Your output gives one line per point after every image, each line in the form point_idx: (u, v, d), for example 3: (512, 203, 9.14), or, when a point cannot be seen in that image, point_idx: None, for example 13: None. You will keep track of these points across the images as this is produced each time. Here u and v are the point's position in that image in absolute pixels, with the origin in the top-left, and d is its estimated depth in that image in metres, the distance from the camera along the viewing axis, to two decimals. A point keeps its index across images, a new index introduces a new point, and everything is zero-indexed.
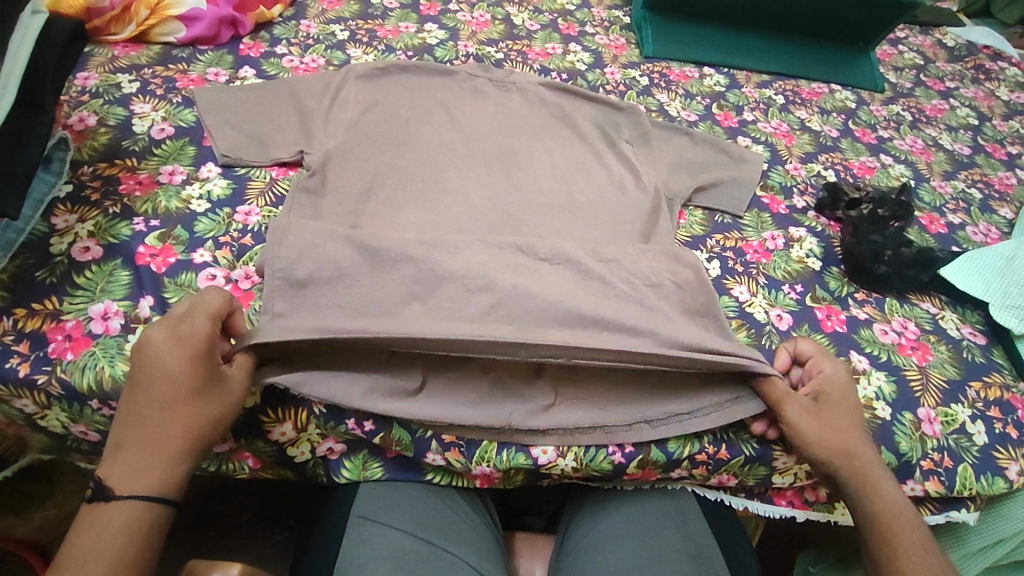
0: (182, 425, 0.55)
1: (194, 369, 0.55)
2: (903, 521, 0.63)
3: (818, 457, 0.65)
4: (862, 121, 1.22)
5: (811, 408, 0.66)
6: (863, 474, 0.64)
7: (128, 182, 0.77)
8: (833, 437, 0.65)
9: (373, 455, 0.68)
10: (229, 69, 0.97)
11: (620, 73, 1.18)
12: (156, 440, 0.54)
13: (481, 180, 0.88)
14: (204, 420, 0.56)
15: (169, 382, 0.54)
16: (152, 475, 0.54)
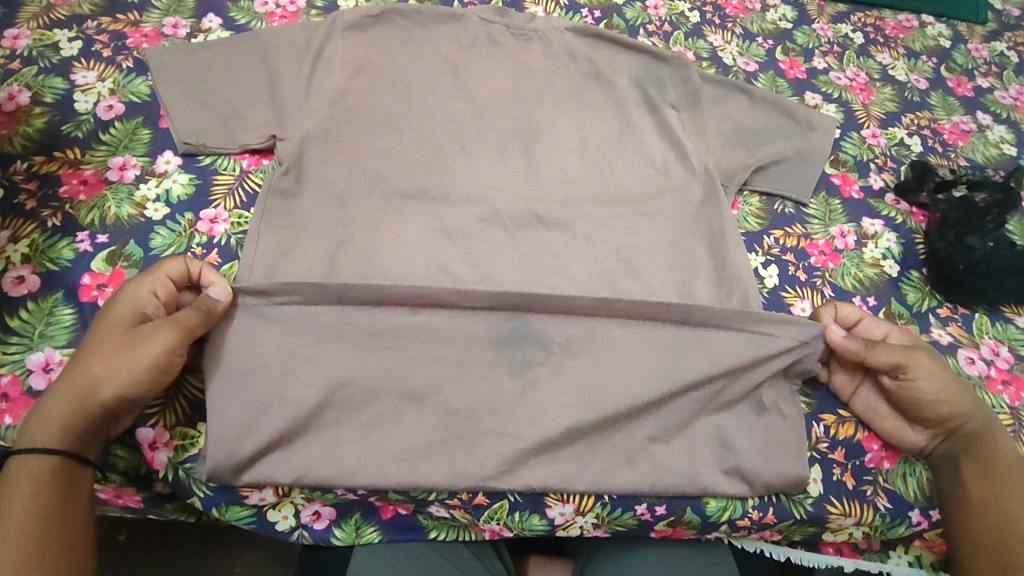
0: (78, 371, 0.51)
1: (113, 320, 0.54)
2: (1021, 476, 0.58)
3: (945, 409, 0.59)
4: (957, 65, 1.01)
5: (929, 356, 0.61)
6: (981, 435, 0.60)
7: (71, 182, 0.65)
8: (952, 378, 0.60)
9: (367, 517, 0.60)
10: (189, 18, 0.80)
11: (665, 7, 0.97)
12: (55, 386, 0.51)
13: (495, 168, 0.75)
14: (102, 368, 0.51)
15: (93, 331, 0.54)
16: (43, 423, 0.50)
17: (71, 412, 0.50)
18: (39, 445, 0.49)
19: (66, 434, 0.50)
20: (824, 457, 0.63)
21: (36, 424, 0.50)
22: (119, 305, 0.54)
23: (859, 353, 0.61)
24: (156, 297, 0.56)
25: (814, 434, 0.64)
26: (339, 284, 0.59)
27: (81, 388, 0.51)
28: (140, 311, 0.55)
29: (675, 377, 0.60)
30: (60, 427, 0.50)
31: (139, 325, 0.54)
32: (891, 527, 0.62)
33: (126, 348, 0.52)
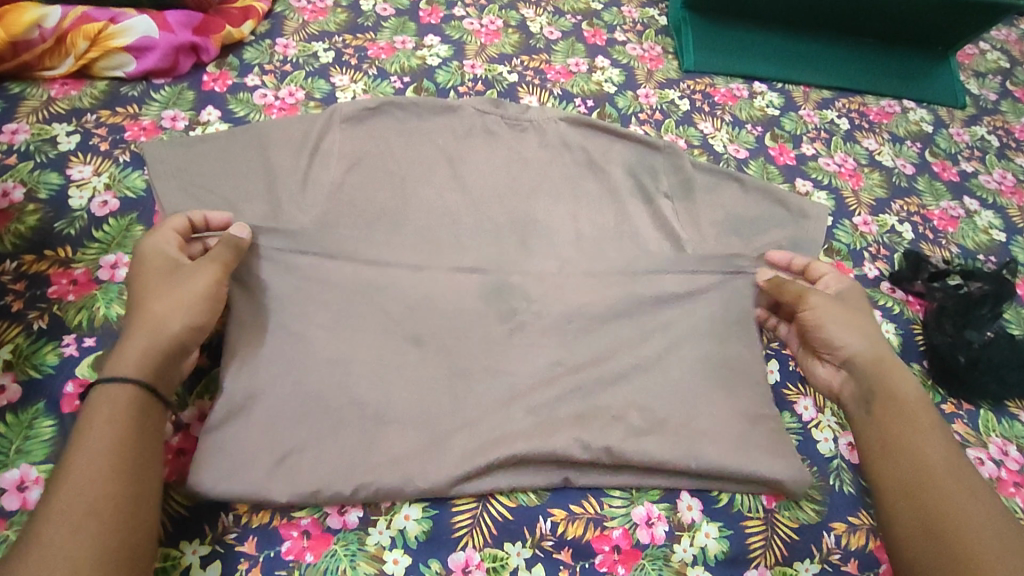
0: (141, 313, 0.57)
1: (151, 267, 0.60)
2: (953, 479, 0.56)
3: (844, 350, 0.65)
4: (940, 150, 1.04)
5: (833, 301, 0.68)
6: (889, 392, 0.62)
7: (59, 282, 0.64)
8: (869, 345, 0.65)
9: None
10: (189, 111, 0.81)
11: (656, 95, 1.00)
12: (126, 332, 0.56)
13: (493, 262, 0.75)
14: (163, 309, 0.57)
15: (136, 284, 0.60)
16: (122, 360, 0.54)
17: (147, 348, 0.55)
18: (128, 372, 0.53)
19: (149, 368, 0.55)
20: (837, 569, 0.61)
21: (118, 361, 0.54)
22: (151, 267, 0.60)
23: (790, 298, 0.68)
24: (179, 250, 0.63)
25: (825, 545, 0.62)
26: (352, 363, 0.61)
27: (149, 325, 0.56)
28: (170, 260, 0.61)
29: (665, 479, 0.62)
30: (142, 363, 0.54)
31: (174, 269, 0.61)
32: None
33: (176, 281, 0.59)
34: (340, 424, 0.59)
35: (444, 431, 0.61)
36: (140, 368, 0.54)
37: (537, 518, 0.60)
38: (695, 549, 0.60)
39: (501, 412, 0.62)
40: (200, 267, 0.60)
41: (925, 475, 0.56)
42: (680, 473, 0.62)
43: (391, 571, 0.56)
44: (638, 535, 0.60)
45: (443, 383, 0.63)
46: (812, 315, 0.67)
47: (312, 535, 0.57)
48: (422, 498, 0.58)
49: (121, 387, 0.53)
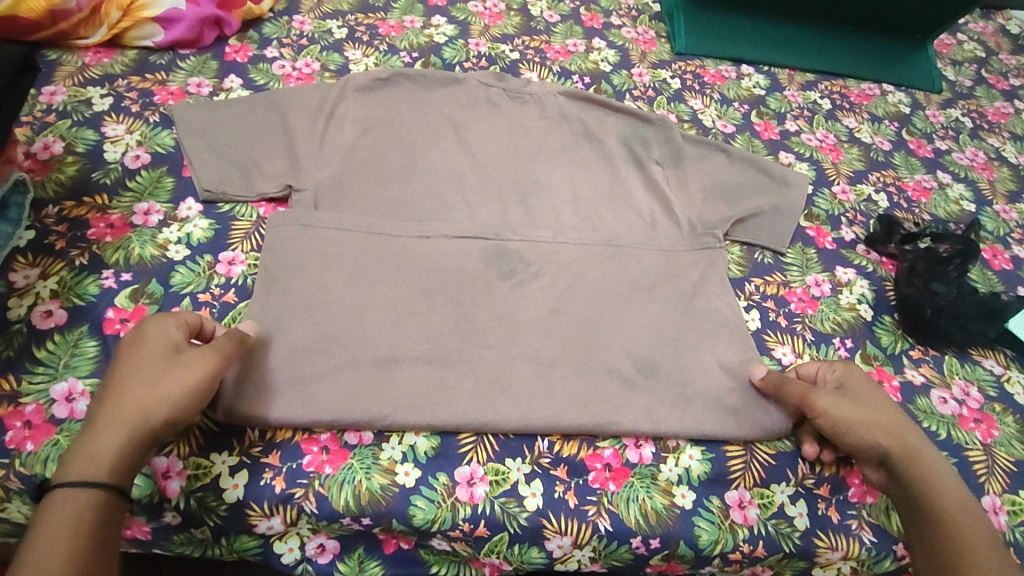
0: (123, 403, 0.52)
1: (149, 351, 0.55)
2: (958, 502, 0.59)
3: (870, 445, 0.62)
4: (916, 129, 1.10)
5: (846, 395, 0.65)
6: (909, 461, 0.62)
7: (98, 225, 0.69)
8: (869, 413, 0.63)
9: (369, 552, 0.63)
10: (212, 78, 0.87)
11: (649, 74, 1.06)
12: (103, 424, 0.51)
13: (496, 218, 0.81)
14: (146, 400, 0.52)
15: (123, 366, 0.55)
16: (89, 458, 0.49)
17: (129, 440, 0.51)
18: (93, 476, 0.48)
19: (113, 467, 0.50)
20: (809, 491, 0.66)
21: (88, 458, 0.49)
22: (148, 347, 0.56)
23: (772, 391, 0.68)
24: (179, 334, 0.58)
25: (800, 470, 0.68)
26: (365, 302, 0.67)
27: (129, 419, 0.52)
28: (171, 344, 0.57)
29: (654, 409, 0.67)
30: (108, 463, 0.49)
31: (173, 356, 0.56)
32: (877, 560, 0.65)
33: (169, 371, 0.54)
34: (357, 352, 0.66)
35: (452, 362, 0.67)
36: (107, 465, 0.49)
37: (536, 439, 0.65)
38: (680, 469, 0.65)
39: (503, 347, 0.68)
40: (199, 356, 0.56)
41: (942, 524, 0.58)
42: (667, 401, 0.68)
43: (402, 481, 0.61)
44: (628, 455, 0.65)
45: (450, 321, 0.69)
46: (818, 412, 0.64)
47: (331, 449, 0.62)
48: (431, 420, 0.63)
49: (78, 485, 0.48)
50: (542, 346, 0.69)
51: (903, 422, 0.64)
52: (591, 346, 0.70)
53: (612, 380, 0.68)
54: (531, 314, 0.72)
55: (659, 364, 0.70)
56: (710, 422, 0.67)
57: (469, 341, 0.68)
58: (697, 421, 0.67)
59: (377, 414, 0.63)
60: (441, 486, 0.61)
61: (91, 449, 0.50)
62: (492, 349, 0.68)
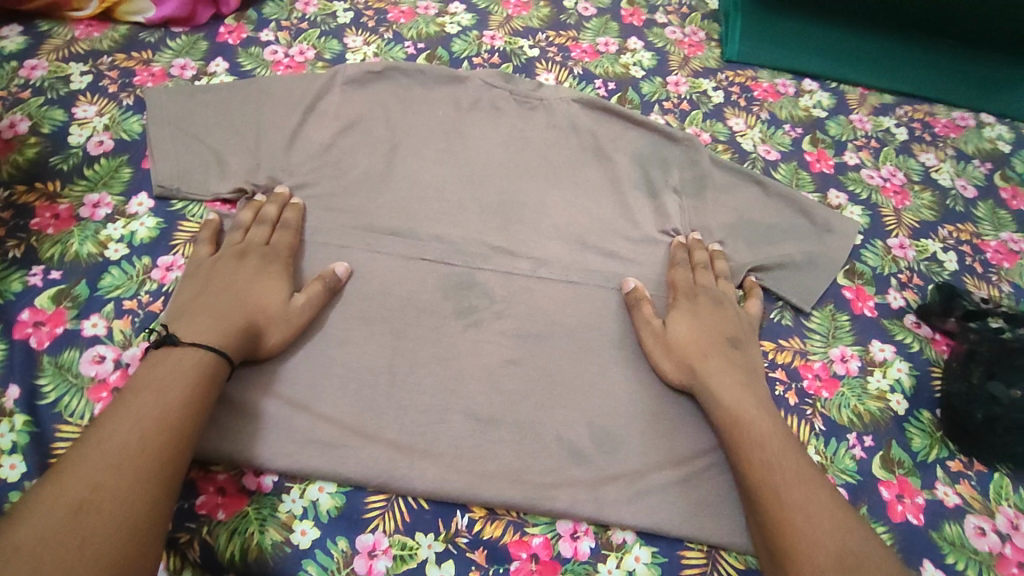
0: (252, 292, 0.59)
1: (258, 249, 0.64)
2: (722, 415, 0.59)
3: (671, 379, 0.62)
4: (1014, 174, 0.91)
5: (680, 308, 0.66)
6: (731, 414, 0.58)
7: (42, 215, 0.66)
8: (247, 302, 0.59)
9: None
10: (198, 61, 0.82)
11: (687, 84, 0.92)
12: (231, 310, 0.57)
13: (470, 240, 0.71)
14: (262, 300, 0.59)
15: (242, 268, 0.62)
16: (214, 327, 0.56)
17: (191, 399, 0.51)
18: (208, 342, 0.54)
19: (224, 336, 0.55)
20: None
21: (193, 332, 0.55)
22: (223, 250, 0.64)
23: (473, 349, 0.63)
24: (269, 240, 0.65)
25: None
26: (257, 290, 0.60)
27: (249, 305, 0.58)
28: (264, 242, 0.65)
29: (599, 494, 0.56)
30: (218, 334, 0.55)
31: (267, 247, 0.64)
32: None
33: (260, 261, 0.63)
34: (273, 381, 0.59)
35: (378, 406, 0.59)
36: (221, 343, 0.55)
37: (455, 512, 0.55)
38: (621, 572, 0.55)
39: (439, 395, 0.59)
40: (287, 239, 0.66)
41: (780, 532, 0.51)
42: (617, 485, 0.57)
43: (297, 541, 0.53)
44: (560, 547, 0.55)
45: (384, 357, 0.61)
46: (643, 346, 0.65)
47: (227, 492, 0.55)
48: (339, 472, 0.55)
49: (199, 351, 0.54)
50: (487, 401, 0.60)
51: (726, 346, 0.63)
52: (540, 406, 0.60)
53: (560, 454, 0.58)
54: (483, 363, 0.62)
55: (614, 443, 0.60)
56: (666, 518, 0.56)
57: (403, 386, 0.60)
58: (648, 512, 0.56)
59: (280, 455, 0.56)
60: (338, 553, 0.53)
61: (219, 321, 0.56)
62: (427, 397, 0.59)
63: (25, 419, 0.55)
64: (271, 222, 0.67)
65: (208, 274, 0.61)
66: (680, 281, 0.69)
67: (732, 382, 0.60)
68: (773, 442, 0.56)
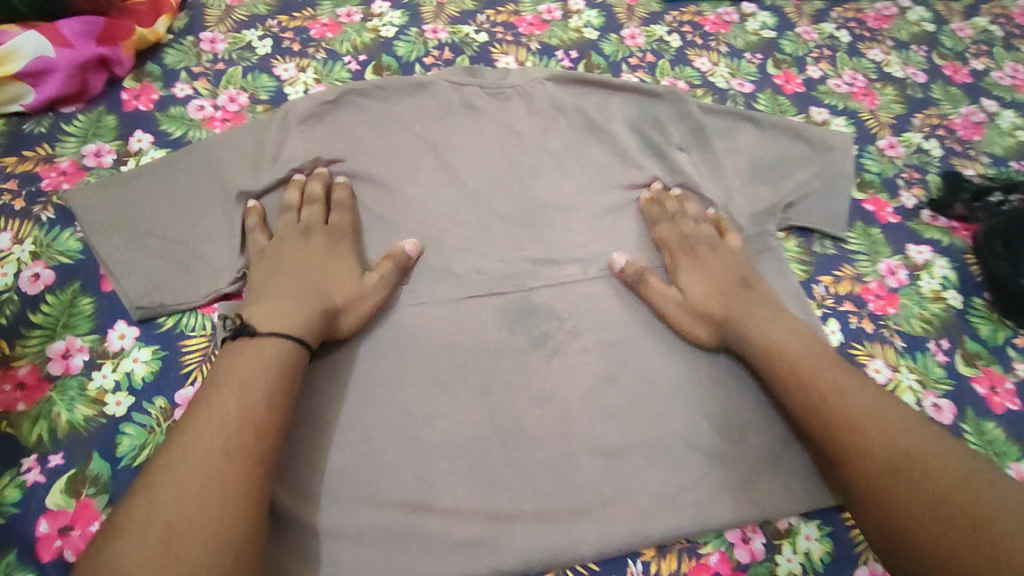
0: (328, 277, 0.58)
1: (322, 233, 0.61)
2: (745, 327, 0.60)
3: (705, 342, 0.60)
4: (947, 50, 0.96)
5: (685, 268, 0.65)
6: (762, 343, 0.57)
7: (5, 389, 0.53)
8: (328, 287, 0.57)
9: None
10: (114, 141, 0.67)
11: (643, 34, 0.89)
12: (303, 295, 0.56)
13: (509, 260, 0.65)
14: (333, 284, 0.58)
15: (307, 250, 0.60)
16: (292, 316, 0.54)
17: (278, 390, 0.50)
18: (269, 328, 0.52)
19: (306, 324, 0.54)
20: None
21: (273, 319, 0.53)
22: (282, 232, 0.61)
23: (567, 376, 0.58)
24: (326, 219, 0.63)
25: None
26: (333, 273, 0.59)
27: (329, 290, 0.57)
28: (324, 224, 0.62)
29: (750, 487, 0.55)
30: (300, 322, 0.54)
31: (329, 230, 0.62)
32: None
33: (325, 244, 0.61)
34: (379, 491, 0.53)
35: (502, 476, 0.54)
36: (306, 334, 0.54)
37: (626, 562, 0.52)
38: (801, 557, 0.53)
39: (558, 442, 0.55)
40: (344, 218, 0.63)
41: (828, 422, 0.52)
42: (762, 472, 0.56)
43: None
44: (737, 555, 0.53)
45: (484, 422, 0.55)
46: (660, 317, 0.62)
47: None
48: (494, 565, 0.51)
49: (283, 342, 0.52)
50: (605, 429, 0.56)
51: (740, 288, 0.62)
52: (659, 415, 0.57)
53: (696, 458, 0.56)
54: (582, 390, 0.58)
55: (742, 429, 0.57)
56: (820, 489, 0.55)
57: (516, 446, 0.55)
58: (802, 489, 0.55)
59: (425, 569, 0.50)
60: None
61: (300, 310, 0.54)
62: (546, 448, 0.55)
63: None
64: (322, 200, 0.64)
65: (272, 255, 0.59)
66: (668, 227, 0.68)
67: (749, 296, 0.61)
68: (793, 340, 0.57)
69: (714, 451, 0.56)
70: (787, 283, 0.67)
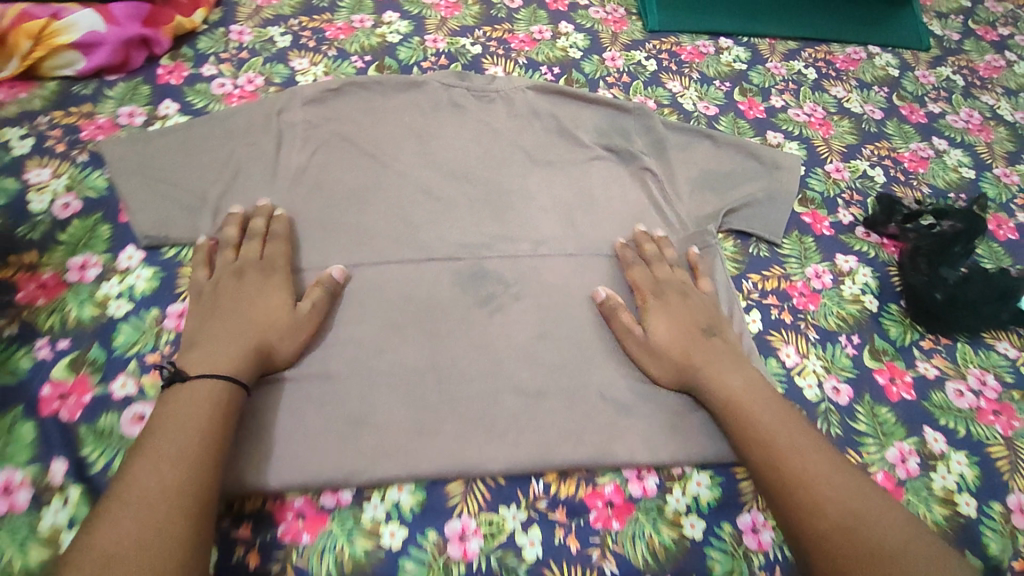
0: (259, 313, 0.60)
1: (258, 269, 0.63)
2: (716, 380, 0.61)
3: (664, 382, 0.63)
4: (907, 93, 1.04)
5: (654, 308, 0.66)
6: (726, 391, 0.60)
7: (28, 286, 0.63)
8: (260, 322, 0.59)
9: None
10: (146, 106, 0.79)
11: (622, 57, 0.99)
12: (239, 333, 0.58)
13: (469, 231, 0.74)
14: (271, 318, 0.59)
15: (248, 286, 0.62)
16: (219, 354, 0.56)
17: (240, 366, 0.56)
18: (213, 371, 0.54)
19: (237, 363, 0.56)
20: None
21: (205, 361, 0.55)
22: (221, 272, 0.63)
23: (505, 330, 0.66)
24: (262, 252, 0.65)
25: None
26: (265, 304, 0.60)
27: (258, 327, 0.59)
28: (262, 259, 0.64)
29: (653, 437, 0.62)
30: (232, 362, 0.56)
31: (265, 264, 0.64)
32: None
33: (260, 278, 0.63)
34: (324, 402, 0.60)
35: (435, 404, 0.60)
36: (238, 364, 0.56)
37: (531, 481, 0.59)
38: (687, 498, 0.61)
39: (486, 380, 0.62)
40: (279, 249, 0.65)
41: (788, 478, 0.53)
42: (668, 427, 0.62)
43: (389, 544, 0.55)
44: (630, 490, 0.60)
45: (426, 357, 0.63)
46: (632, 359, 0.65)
47: (307, 515, 0.56)
48: (415, 473, 0.57)
49: (215, 380, 0.54)
50: (531, 377, 0.63)
51: (708, 337, 0.64)
52: (581, 371, 0.64)
53: (609, 408, 0.63)
54: (517, 342, 0.65)
55: (654, 392, 0.64)
56: (715, 447, 0.62)
57: (450, 381, 0.62)
58: (700, 445, 0.62)
59: (354, 468, 0.57)
60: (431, 544, 0.56)
61: (229, 346, 0.57)
62: (476, 386, 0.62)
63: (79, 490, 0.53)
64: (262, 234, 0.66)
65: (211, 298, 0.61)
66: (641, 279, 0.70)
67: (717, 354, 0.63)
68: (760, 403, 0.58)
69: (625, 405, 0.63)
70: (722, 277, 0.74)
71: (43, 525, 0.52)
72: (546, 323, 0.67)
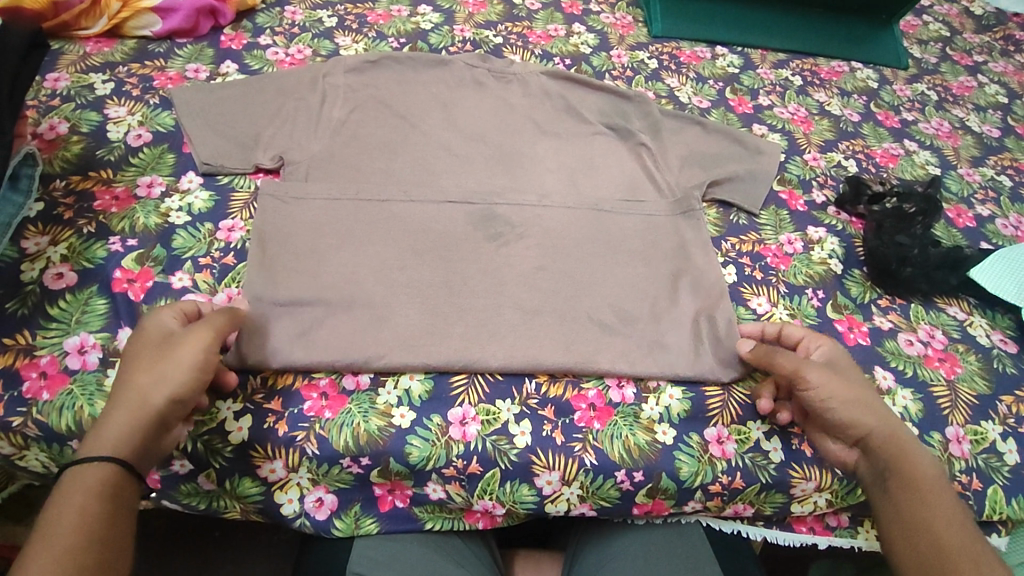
0: (136, 387, 0.55)
1: (148, 338, 0.59)
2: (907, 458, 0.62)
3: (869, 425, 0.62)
4: (884, 102, 1.15)
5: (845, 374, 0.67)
6: (898, 452, 0.61)
7: (104, 197, 0.75)
8: (141, 393, 0.55)
9: (366, 510, 0.66)
10: (209, 65, 0.91)
11: (627, 56, 1.11)
12: (111, 408, 0.54)
13: (483, 184, 0.85)
14: (147, 390, 0.55)
15: (126, 360, 0.58)
16: (102, 434, 0.53)
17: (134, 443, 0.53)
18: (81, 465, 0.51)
19: (117, 443, 0.53)
20: (783, 429, 0.71)
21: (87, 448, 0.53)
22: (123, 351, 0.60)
23: (509, 260, 0.76)
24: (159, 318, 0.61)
25: None
26: (149, 365, 0.57)
27: (135, 399, 0.55)
28: (165, 329, 0.60)
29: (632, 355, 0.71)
30: (116, 445, 0.53)
31: (164, 333, 0.59)
32: (849, 490, 0.70)
33: (148, 344, 0.58)
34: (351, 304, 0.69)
35: (447, 313, 0.70)
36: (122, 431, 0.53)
37: (524, 380, 0.69)
38: (660, 408, 0.70)
39: (490, 298, 0.72)
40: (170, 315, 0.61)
41: (948, 543, 0.55)
42: (643, 347, 0.72)
43: (398, 423, 0.65)
44: (611, 396, 0.70)
45: (440, 276, 0.73)
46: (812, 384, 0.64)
47: (329, 395, 0.66)
48: (426, 365, 0.67)
49: (93, 468, 0.51)
50: (529, 298, 0.73)
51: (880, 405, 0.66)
52: (572, 298, 0.74)
53: (594, 329, 0.72)
54: (518, 271, 0.75)
55: (635, 319, 0.74)
56: (685, 366, 0.71)
57: (460, 297, 0.72)
58: (672, 364, 0.71)
59: (374, 355, 0.67)
60: (435, 426, 0.65)
61: (108, 431, 0.53)
62: (482, 302, 0.72)
63: None
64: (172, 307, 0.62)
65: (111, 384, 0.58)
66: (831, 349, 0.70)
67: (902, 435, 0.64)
68: (931, 483, 0.61)
69: (609, 327, 0.72)
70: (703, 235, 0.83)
71: (108, 381, 0.62)
72: (544, 257, 0.77)
